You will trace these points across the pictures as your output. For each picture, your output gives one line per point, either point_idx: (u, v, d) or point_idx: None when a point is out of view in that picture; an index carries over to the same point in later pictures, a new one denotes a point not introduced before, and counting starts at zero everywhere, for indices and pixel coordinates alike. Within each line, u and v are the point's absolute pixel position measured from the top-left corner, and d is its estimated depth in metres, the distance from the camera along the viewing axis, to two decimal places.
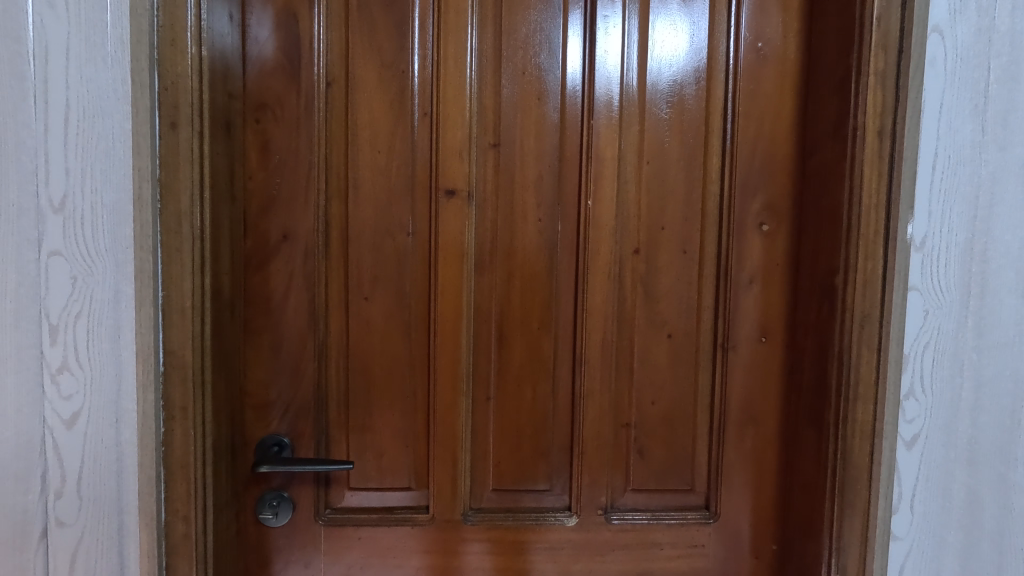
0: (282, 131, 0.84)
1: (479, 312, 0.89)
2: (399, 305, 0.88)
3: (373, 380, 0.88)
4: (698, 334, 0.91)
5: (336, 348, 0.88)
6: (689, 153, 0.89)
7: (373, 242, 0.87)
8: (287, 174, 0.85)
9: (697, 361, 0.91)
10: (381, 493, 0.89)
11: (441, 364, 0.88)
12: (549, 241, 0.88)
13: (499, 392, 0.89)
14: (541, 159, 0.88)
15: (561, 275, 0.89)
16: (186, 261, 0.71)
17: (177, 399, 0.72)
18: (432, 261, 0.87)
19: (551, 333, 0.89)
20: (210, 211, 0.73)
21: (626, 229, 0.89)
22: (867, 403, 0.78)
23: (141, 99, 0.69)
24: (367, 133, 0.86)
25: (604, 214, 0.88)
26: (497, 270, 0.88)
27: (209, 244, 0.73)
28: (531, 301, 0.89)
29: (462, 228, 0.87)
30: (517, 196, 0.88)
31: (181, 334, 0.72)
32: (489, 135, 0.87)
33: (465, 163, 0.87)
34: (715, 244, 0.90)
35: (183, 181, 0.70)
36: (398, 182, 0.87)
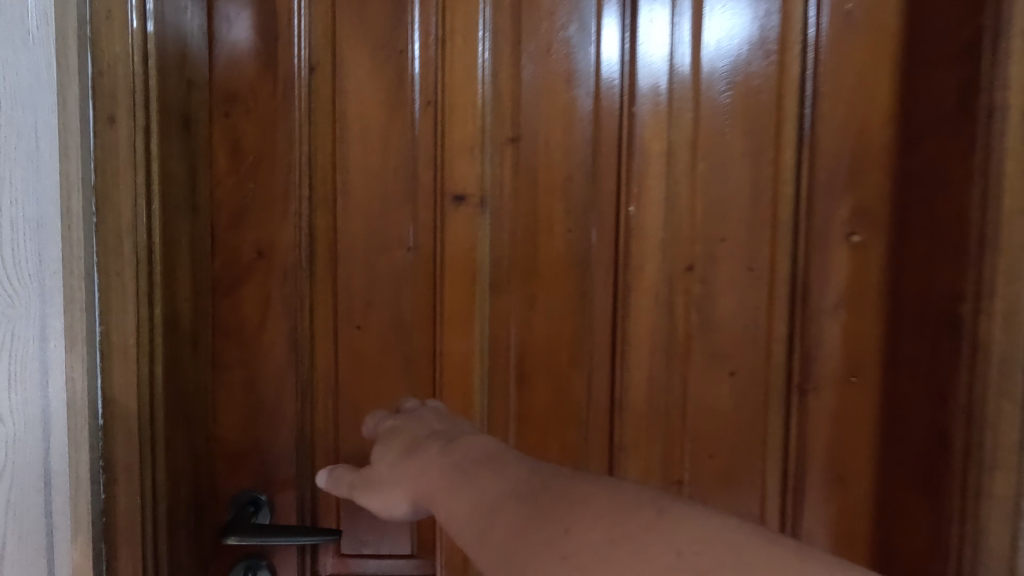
0: (255, 126, 0.70)
1: (495, 345, 0.72)
2: (398, 336, 0.72)
3: (368, 426, 0.73)
4: (768, 371, 0.73)
5: (323, 388, 0.73)
6: (755, 145, 0.71)
7: (365, 259, 0.72)
8: (262, 179, 0.70)
9: (766, 404, 0.73)
10: (378, 561, 0.74)
11: (448, 407, 0.72)
12: (580, 258, 0.72)
13: (520, 441, 0.73)
14: (569, 158, 0.71)
15: (596, 299, 0.72)
16: (129, 288, 0.59)
17: (120, 459, 0.60)
18: (437, 282, 0.72)
19: (584, 370, 0.73)
20: (156, 230, 0.61)
21: (677, 242, 0.71)
22: (1010, 474, 0.58)
23: (70, 86, 0.56)
24: (358, 128, 0.71)
25: (649, 222, 0.71)
26: (516, 293, 0.72)
27: (157, 267, 0.61)
28: (558, 331, 0.72)
29: (474, 242, 0.71)
30: (540, 203, 0.71)
31: (124, 378, 0.60)
32: (505, 128, 0.71)
33: (477, 163, 0.71)
34: (788, 259, 0.72)
35: (122, 191, 0.58)
36: (395, 185, 0.71)
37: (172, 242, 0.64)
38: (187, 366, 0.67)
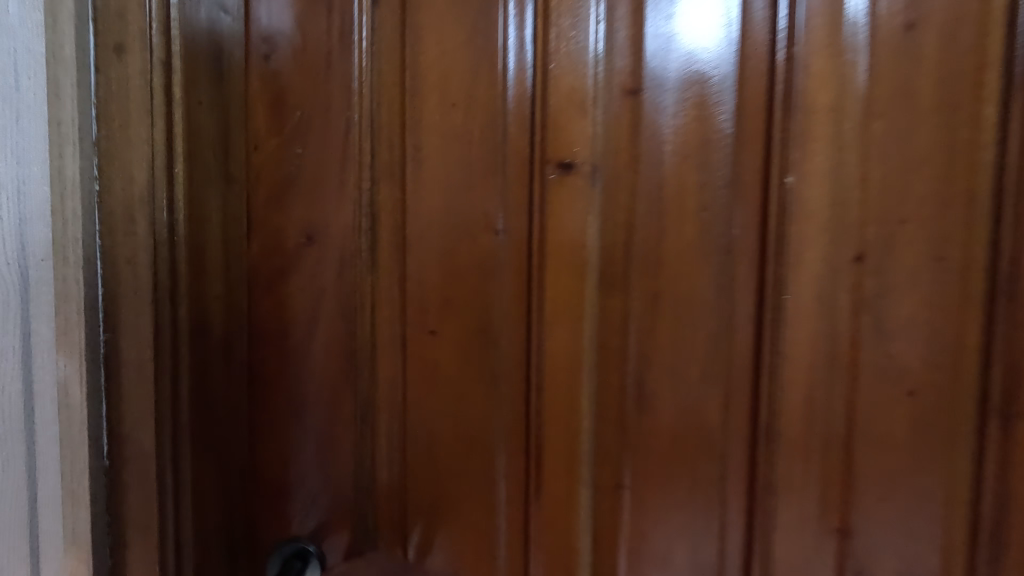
0: (304, 75, 0.55)
1: (606, 354, 0.57)
2: (482, 343, 0.57)
3: (444, 456, 0.58)
4: (970, 401, 0.52)
5: (388, 407, 0.58)
6: (952, 85, 0.51)
7: (441, 247, 0.56)
8: (313, 143, 0.56)
9: (951, 445, 0.53)
10: None
11: (547, 435, 0.57)
12: (717, 243, 0.56)
13: (637, 475, 0.58)
14: (704, 118, 0.55)
15: (738, 297, 0.56)
16: (142, 269, 0.49)
17: (131, 474, 0.51)
18: (533, 277, 0.56)
19: (720, 387, 0.57)
20: (171, 199, 0.50)
21: (846, 222, 0.54)
22: None
23: (69, 30, 0.48)
24: (434, 77, 0.56)
25: (812, 198, 0.54)
26: (634, 291, 0.56)
27: (175, 247, 0.50)
28: (687, 336, 0.57)
29: (581, 225, 0.55)
30: (666, 172, 0.56)
31: (139, 383, 0.50)
32: (622, 76, 0.55)
33: (586, 121, 0.55)
34: (989, 247, 0.51)
35: (132, 151, 0.49)
36: (478, 152, 0.56)
37: (196, 217, 0.51)
38: (221, 374, 0.55)
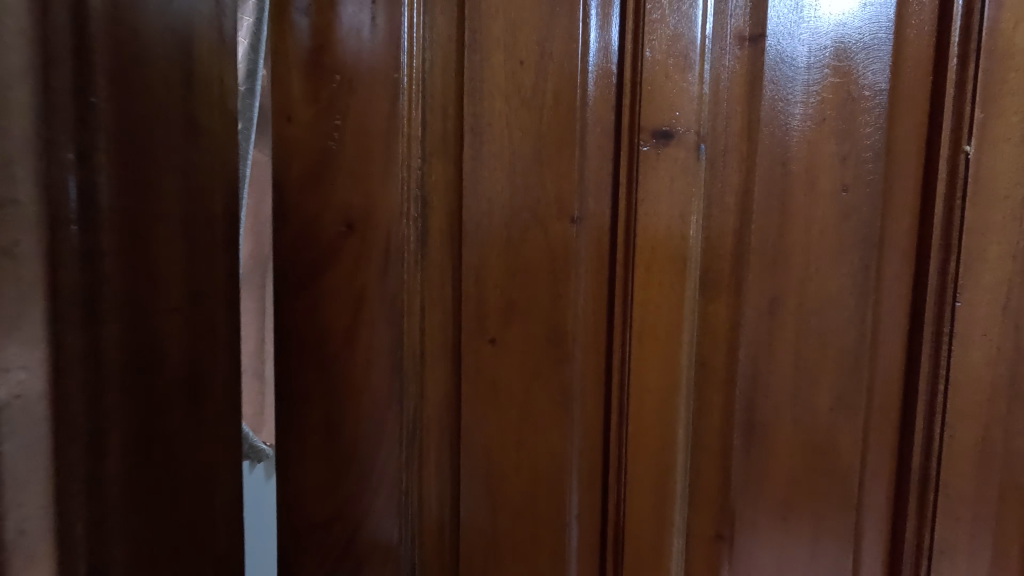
0: (345, 31, 0.46)
1: (706, 372, 0.46)
2: (551, 355, 0.47)
3: (502, 490, 0.48)
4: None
5: (438, 429, 0.49)
6: None
7: (504, 239, 0.47)
8: (355, 112, 0.47)
9: None
10: None
11: (631, 470, 0.47)
12: (860, 235, 0.43)
13: (741, 525, 0.47)
14: (847, 67, 0.42)
15: (887, 306, 0.43)
16: (30, 267, 0.28)
17: None
18: (616, 275, 0.46)
19: (858, 420, 0.44)
20: (87, 153, 0.30)
21: None
22: None
23: None
24: (499, 30, 0.45)
25: (1003, 173, 0.40)
26: (747, 295, 0.45)
27: (98, 226, 0.31)
28: (813, 353, 0.45)
29: (680, 211, 0.44)
30: (794, 142, 0.43)
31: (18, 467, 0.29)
32: (739, 19, 0.43)
33: (690, 79, 0.43)
34: None
35: (7, 44, 0.27)
36: (552, 120, 0.45)
37: (130, 182, 0.32)
38: (179, 420, 0.36)
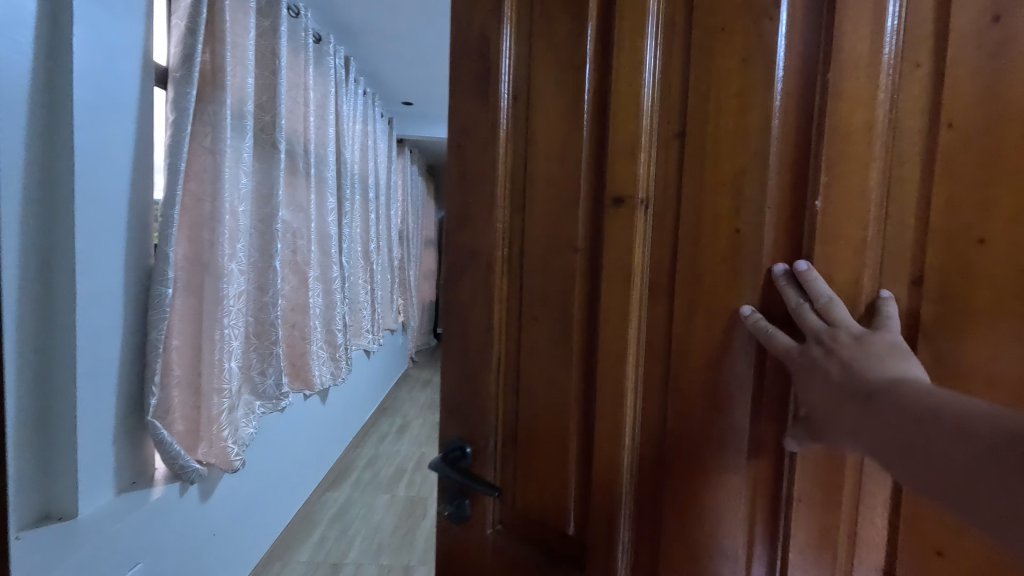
0: (475, 153, 1.02)
1: (648, 332, 0.81)
2: (562, 315, 0.92)
3: (537, 381, 0.97)
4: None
5: (510, 344, 1.01)
6: (995, 121, 0.57)
7: (542, 253, 0.94)
8: (477, 194, 1.02)
9: None
10: (540, 518, 0.97)
11: (601, 382, 0.86)
12: (750, 258, 0.70)
13: (667, 431, 0.78)
14: (743, 154, 0.70)
15: (769, 304, 0.70)
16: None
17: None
18: (594, 274, 0.88)
19: (742, 369, 0.71)
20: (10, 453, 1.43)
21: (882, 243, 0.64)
22: None
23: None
24: (543, 146, 0.94)
25: (845, 220, 0.65)
26: (674, 288, 0.77)
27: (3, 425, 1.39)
28: (713, 330, 0.73)
29: (626, 242, 0.82)
30: (703, 199, 0.74)
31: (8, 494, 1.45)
32: (670, 126, 0.78)
33: (637, 166, 0.80)
34: None
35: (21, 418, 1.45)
36: (565, 205, 0.91)
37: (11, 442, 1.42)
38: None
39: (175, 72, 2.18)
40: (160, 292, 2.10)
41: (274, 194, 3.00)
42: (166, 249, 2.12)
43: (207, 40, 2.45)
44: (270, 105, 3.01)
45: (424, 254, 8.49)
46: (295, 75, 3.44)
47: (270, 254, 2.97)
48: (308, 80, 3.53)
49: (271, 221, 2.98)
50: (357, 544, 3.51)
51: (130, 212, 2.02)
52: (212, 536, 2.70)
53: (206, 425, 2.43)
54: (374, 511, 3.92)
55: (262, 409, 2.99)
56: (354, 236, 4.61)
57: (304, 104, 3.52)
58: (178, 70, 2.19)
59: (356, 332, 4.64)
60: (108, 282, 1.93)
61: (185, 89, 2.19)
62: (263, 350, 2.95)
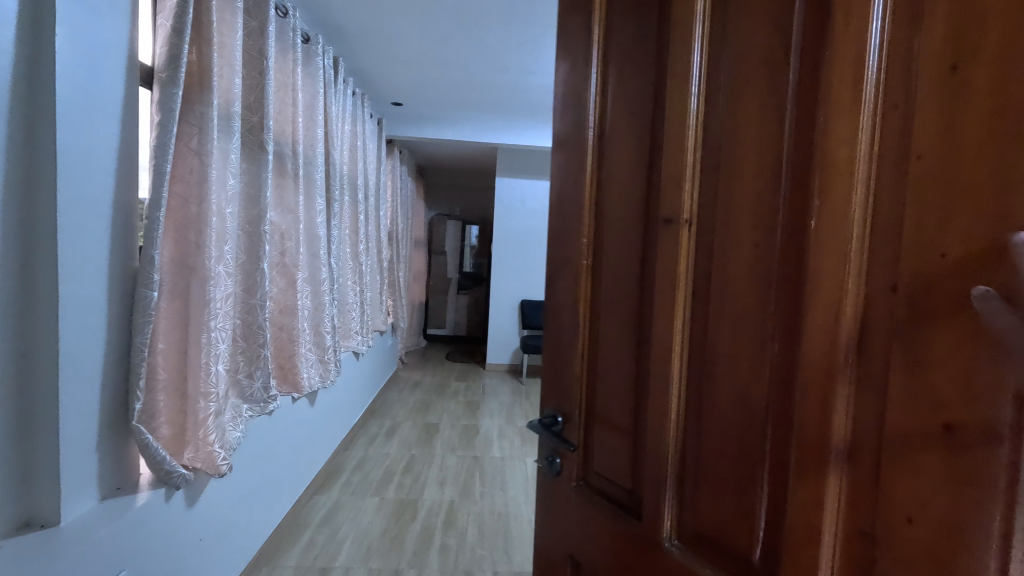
0: (574, 190, 1.42)
1: (695, 322, 1.07)
2: (633, 310, 1.24)
3: (617, 358, 1.30)
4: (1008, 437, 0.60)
5: (596, 328, 1.38)
6: (942, 151, 0.67)
7: (624, 262, 1.27)
8: (574, 217, 1.41)
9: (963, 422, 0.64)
10: (614, 471, 1.29)
11: (657, 360, 1.14)
12: (766, 266, 0.92)
13: (709, 398, 1.03)
14: (762, 186, 0.92)
15: (783, 301, 0.88)
16: None
17: None
18: (654, 279, 1.17)
19: (766, 352, 0.92)
20: None
21: (857, 256, 0.77)
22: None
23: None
24: (621, 182, 1.28)
25: (829, 239, 0.79)
26: (712, 288, 1.03)
27: None
28: (743, 320, 0.96)
29: (677, 253, 1.10)
30: (733, 221, 0.98)
31: None
32: (709, 164, 1.04)
33: (685, 197, 1.08)
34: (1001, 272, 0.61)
35: None
36: (636, 226, 1.24)
37: None
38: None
39: (161, 68, 2.18)
40: (146, 295, 2.09)
41: (261, 196, 3.00)
42: (152, 250, 2.11)
43: (193, 39, 2.43)
44: (258, 106, 3.01)
45: (408, 255, 8.49)
46: (283, 75, 3.43)
47: (258, 255, 2.97)
48: (296, 80, 3.53)
49: (260, 220, 2.99)
50: (346, 547, 3.51)
51: (115, 215, 2.00)
52: (201, 545, 2.65)
53: (193, 427, 2.42)
54: (362, 515, 3.93)
55: (250, 412, 2.97)
56: (343, 238, 4.62)
57: (293, 105, 3.51)
58: (163, 70, 2.18)
59: (345, 334, 4.65)
60: (94, 285, 1.91)
61: (171, 90, 2.18)
62: (249, 352, 2.95)
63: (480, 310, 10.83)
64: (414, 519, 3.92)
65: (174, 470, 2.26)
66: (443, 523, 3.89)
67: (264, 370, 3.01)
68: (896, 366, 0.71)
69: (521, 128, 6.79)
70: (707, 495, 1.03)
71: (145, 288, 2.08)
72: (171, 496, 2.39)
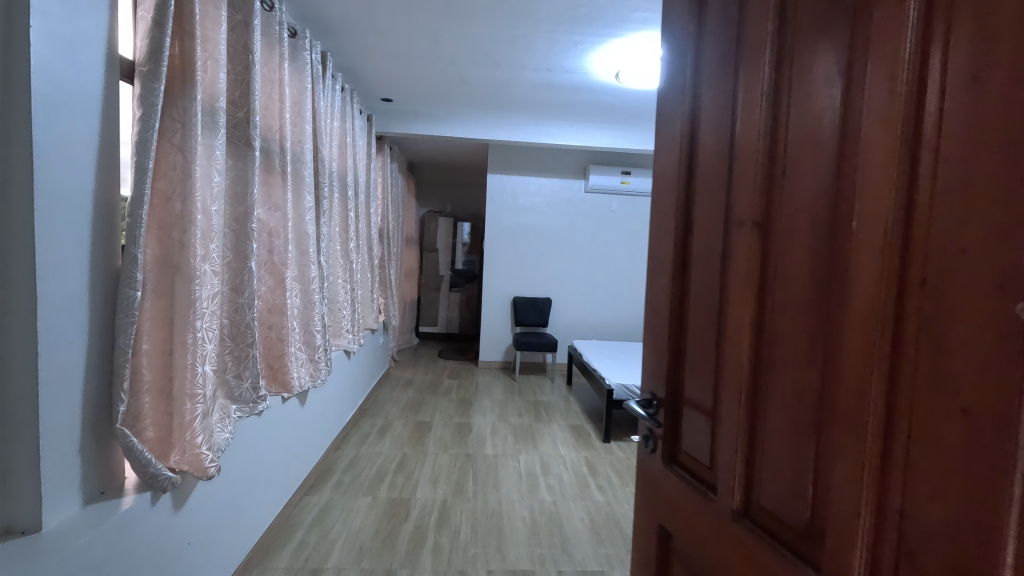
0: (665, 196, 1.57)
1: (760, 313, 1.18)
2: (710, 304, 1.36)
3: (697, 349, 1.41)
4: (1015, 417, 0.67)
5: (680, 321, 1.50)
6: (969, 158, 0.72)
7: (703, 262, 1.39)
8: (664, 219, 1.57)
9: (979, 405, 0.71)
10: (695, 449, 1.41)
11: (727, 350, 1.27)
12: (819, 263, 1.00)
13: (773, 385, 1.13)
14: (817, 190, 1.02)
15: (831, 297, 0.96)
16: None
17: None
18: (724, 277, 1.29)
19: (818, 342, 1.00)
20: None
21: (891, 256, 0.83)
22: None
23: None
24: (703, 187, 1.40)
25: (870, 239, 0.86)
26: (774, 283, 1.13)
27: None
28: (800, 313, 1.06)
29: (748, 252, 1.20)
30: (793, 222, 1.08)
31: None
32: (774, 171, 1.15)
33: (755, 201, 1.18)
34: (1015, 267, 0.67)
35: None
36: (712, 226, 1.36)
37: None
38: None
39: (142, 60, 2.10)
40: (130, 294, 2.02)
41: (247, 193, 2.93)
42: (135, 250, 2.04)
43: (176, 33, 2.36)
44: (243, 101, 2.94)
45: (399, 253, 8.42)
46: (269, 70, 3.36)
47: (245, 254, 2.90)
48: (283, 75, 3.44)
49: (247, 217, 2.92)
50: (337, 548, 3.47)
51: (95, 213, 1.92)
52: (188, 549, 2.58)
53: (178, 430, 2.36)
54: (353, 515, 3.89)
55: (239, 413, 2.90)
56: (332, 236, 4.55)
57: (281, 100, 3.43)
58: (145, 64, 2.11)
59: (335, 333, 4.60)
60: (75, 284, 1.85)
61: (153, 85, 2.11)
62: (235, 351, 2.89)
63: (472, 308, 10.75)
64: (406, 518, 3.88)
65: (161, 472, 2.20)
66: (436, 523, 3.84)
67: (253, 370, 2.95)
68: (917, 356, 0.78)
69: (513, 125, 6.73)
70: (772, 472, 1.13)
71: (128, 288, 2.01)
72: (158, 500, 2.31)
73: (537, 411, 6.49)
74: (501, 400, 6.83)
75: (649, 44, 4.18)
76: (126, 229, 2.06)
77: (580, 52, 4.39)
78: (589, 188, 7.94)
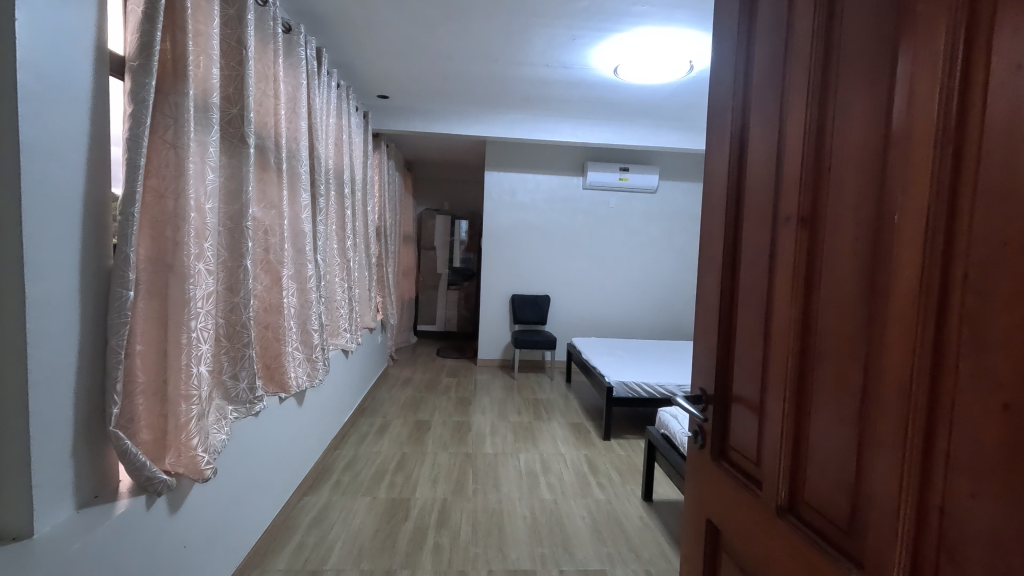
0: (716, 189, 1.53)
1: (803, 309, 1.13)
2: (756, 300, 1.31)
3: (743, 347, 1.37)
4: None
5: (728, 318, 1.46)
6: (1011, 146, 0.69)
7: (751, 256, 1.35)
8: (714, 213, 1.53)
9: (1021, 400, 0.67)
10: (742, 443, 1.37)
11: (772, 347, 1.22)
12: (865, 257, 0.96)
13: (817, 384, 1.08)
14: (863, 182, 0.97)
15: (876, 290, 0.92)
16: None
17: None
18: (769, 272, 1.25)
19: (860, 337, 0.96)
20: None
21: (934, 248, 0.79)
22: None
23: None
24: (751, 180, 1.35)
25: (911, 231, 0.82)
26: (819, 278, 1.08)
27: None
28: (843, 307, 1.01)
29: (794, 245, 1.15)
30: (837, 214, 1.03)
31: None
32: (818, 164, 1.10)
33: (800, 194, 1.14)
34: None
35: None
36: (759, 220, 1.31)
37: None
38: None
39: (132, 55, 2.03)
40: (122, 295, 1.96)
41: (242, 191, 2.87)
42: (127, 250, 1.98)
43: (166, 27, 2.29)
44: (237, 97, 2.87)
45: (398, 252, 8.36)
46: (263, 66, 3.28)
47: (241, 254, 2.84)
48: (277, 71, 3.36)
49: (242, 216, 2.86)
50: (337, 548, 3.42)
51: (85, 213, 1.85)
52: (184, 554, 2.52)
53: (173, 432, 2.30)
54: (353, 515, 3.84)
55: (235, 414, 2.84)
56: (330, 235, 4.48)
57: (275, 97, 3.35)
58: (135, 58, 2.03)
59: (333, 332, 4.54)
60: (65, 286, 1.78)
61: (144, 79, 2.03)
62: (231, 352, 2.82)
63: (471, 306, 10.68)
64: (406, 519, 3.83)
65: (155, 474, 2.14)
66: (436, 523, 3.79)
67: (250, 370, 2.89)
68: (959, 351, 0.75)
69: (512, 121, 6.66)
70: (816, 470, 1.08)
71: (120, 288, 1.96)
72: (153, 504, 2.24)
73: (537, 409, 6.44)
74: (501, 398, 6.79)
75: (648, 39, 4.11)
76: (118, 228, 1.99)
77: (580, 48, 4.33)
78: (587, 184, 7.88)
